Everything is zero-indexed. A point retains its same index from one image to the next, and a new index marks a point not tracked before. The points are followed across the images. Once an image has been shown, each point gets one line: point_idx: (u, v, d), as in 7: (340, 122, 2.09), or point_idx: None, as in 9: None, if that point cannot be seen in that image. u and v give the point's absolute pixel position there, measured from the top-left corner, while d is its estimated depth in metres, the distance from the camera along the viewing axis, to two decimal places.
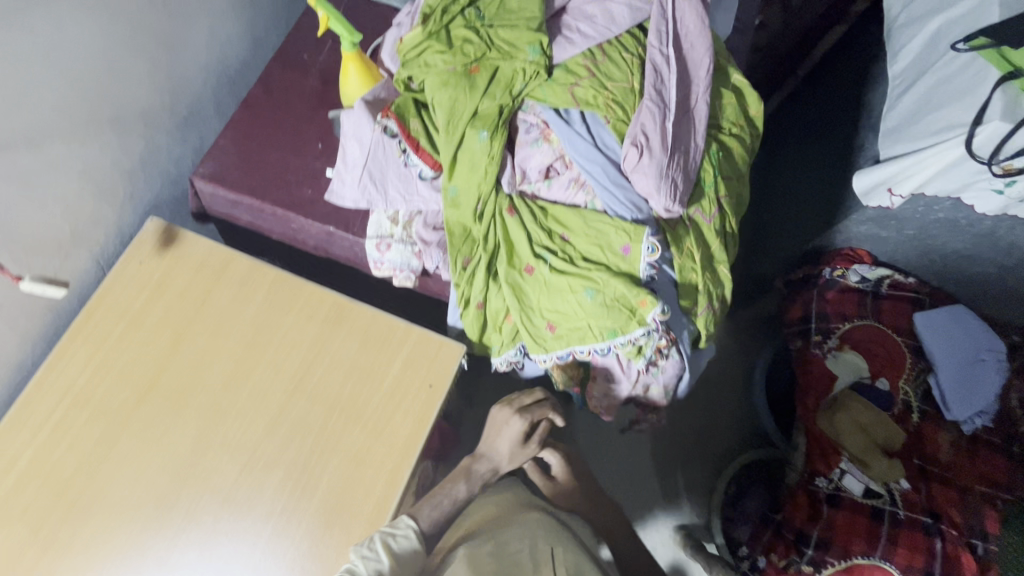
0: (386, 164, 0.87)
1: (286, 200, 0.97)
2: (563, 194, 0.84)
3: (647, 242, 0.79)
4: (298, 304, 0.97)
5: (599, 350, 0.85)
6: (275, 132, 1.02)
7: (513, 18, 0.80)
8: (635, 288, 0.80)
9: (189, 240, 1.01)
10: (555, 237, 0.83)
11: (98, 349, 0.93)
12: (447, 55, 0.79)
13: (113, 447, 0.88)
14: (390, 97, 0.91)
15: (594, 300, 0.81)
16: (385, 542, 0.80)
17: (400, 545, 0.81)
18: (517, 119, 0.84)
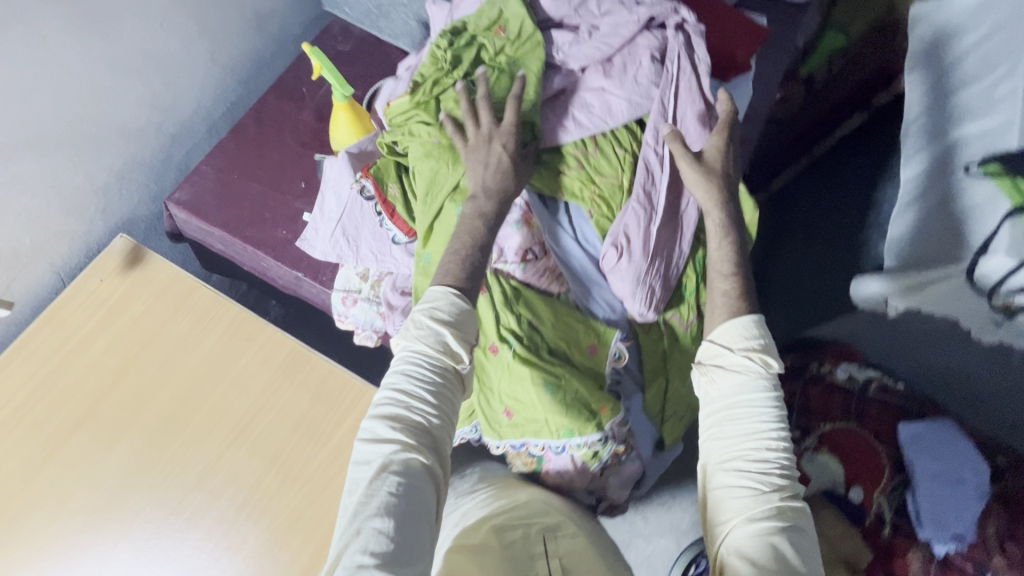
0: (362, 222, 0.85)
1: (258, 237, 0.94)
2: (537, 280, 0.80)
3: (615, 347, 0.80)
4: (254, 346, 0.94)
5: (553, 447, 0.79)
6: (259, 164, 0.99)
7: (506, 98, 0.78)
8: (598, 393, 0.78)
9: (155, 263, 0.98)
10: (522, 320, 0.78)
11: (42, 368, 0.90)
12: (433, 127, 0.78)
13: (36, 474, 0.84)
14: (377, 151, 0.88)
15: (554, 398, 0.75)
16: (433, 321, 0.67)
17: (450, 319, 0.68)
18: None
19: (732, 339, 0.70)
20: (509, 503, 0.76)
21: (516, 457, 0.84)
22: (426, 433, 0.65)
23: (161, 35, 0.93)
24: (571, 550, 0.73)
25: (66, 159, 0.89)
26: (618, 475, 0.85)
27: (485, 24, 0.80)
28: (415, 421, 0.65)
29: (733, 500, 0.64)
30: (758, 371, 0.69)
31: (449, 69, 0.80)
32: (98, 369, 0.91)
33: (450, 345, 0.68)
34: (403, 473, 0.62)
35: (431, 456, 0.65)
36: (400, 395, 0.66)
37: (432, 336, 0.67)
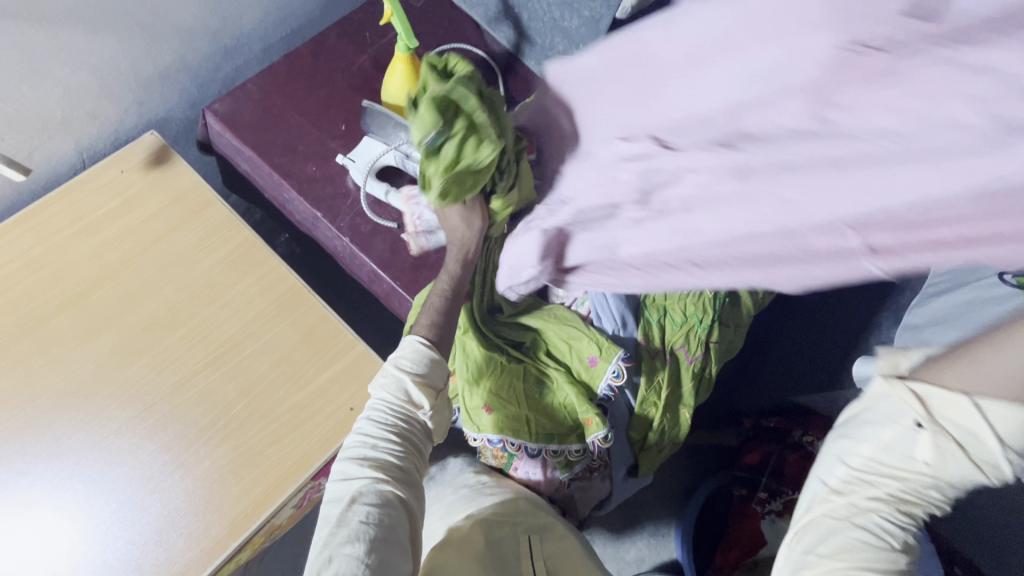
0: None
1: (286, 168, 0.93)
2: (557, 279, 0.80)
3: (614, 364, 0.77)
4: (256, 274, 0.92)
5: (529, 449, 0.79)
6: (305, 98, 0.97)
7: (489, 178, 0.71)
8: (586, 404, 0.77)
9: (179, 167, 0.96)
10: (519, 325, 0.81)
11: (41, 242, 0.89)
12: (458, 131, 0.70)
13: (12, 346, 0.83)
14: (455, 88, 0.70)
15: (543, 398, 0.80)
16: (397, 370, 0.67)
17: (415, 367, 0.68)
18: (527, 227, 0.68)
19: (1006, 426, 0.51)
20: (495, 500, 0.75)
21: (489, 451, 0.81)
22: (396, 467, 0.64)
23: None
24: (556, 552, 0.75)
25: (115, 44, 0.87)
26: (584, 492, 0.84)
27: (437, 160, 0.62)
28: (382, 459, 0.64)
29: (843, 539, 0.59)
30: (1004, 474, 0.53)
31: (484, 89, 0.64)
32: (96, 260, 0.89)
33: (412, 393, 0.68)
34: (374, 503, 0.60)
35: (403, 486, 0.63)
36: (366, 437, 0.66)
37: (395, 383, 0.67)
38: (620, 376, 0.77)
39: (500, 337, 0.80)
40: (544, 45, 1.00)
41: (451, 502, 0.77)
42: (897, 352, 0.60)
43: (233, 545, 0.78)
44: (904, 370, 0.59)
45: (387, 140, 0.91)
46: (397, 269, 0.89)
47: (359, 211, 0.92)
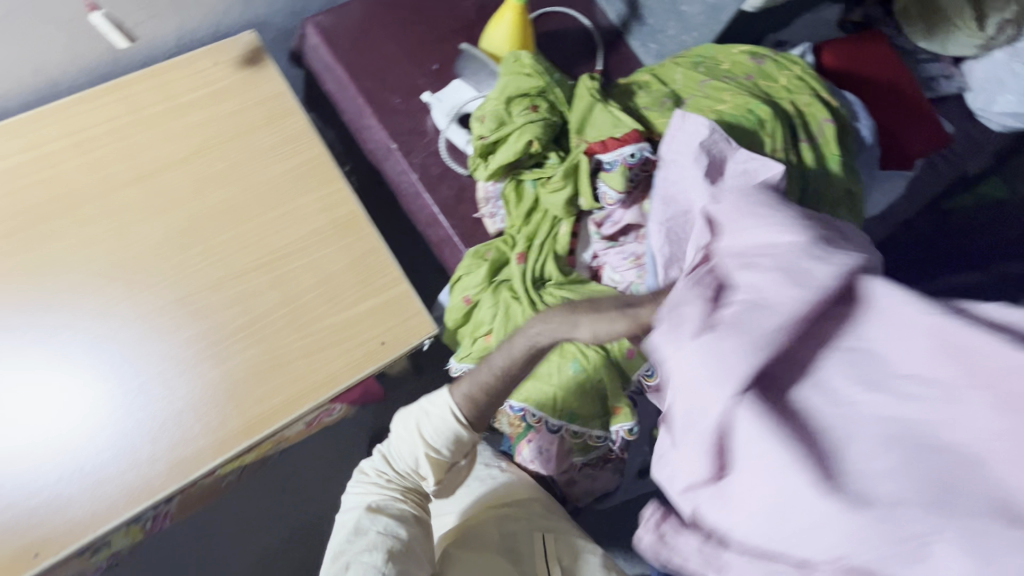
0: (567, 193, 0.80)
1: (372, 94, 0.92)
2: (617, 263, 0.78)
3: None
4: (321, 189, 0.93)
5: (550, 425, 0.77)
6: (405, 29, 0.96)
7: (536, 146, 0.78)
8: (619, 392, 0.77)
9: (269, 72, 0.96)
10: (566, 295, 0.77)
11: (127, 113, 0.91)
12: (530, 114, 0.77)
13: (82, 204, 0.86)
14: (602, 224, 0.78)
15: (575, 376, 0.76)
16: (414, 429, 0.69)
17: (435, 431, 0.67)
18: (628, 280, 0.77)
19: None
20: (504, 494, 0.79)
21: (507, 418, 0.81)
22: (408, 496, 0.72)
23: None
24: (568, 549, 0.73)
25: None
26: (592, 480, 0.84)
27: (498, 110, 0.77)
28: (395, 489, 0.71)
29: None
30: None
31: (558, 106, 0.79)
32: (173, 143, 0.91)
33: (419, 462, 0.70)
34: (393, 518, 0.68)
35: (418, 512, 0.71)
36: (382, 471, 0.73)
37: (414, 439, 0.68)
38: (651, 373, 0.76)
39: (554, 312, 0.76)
40: (655, 26, 0.97)
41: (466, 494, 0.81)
42: None
43: (245, 444, 0.80)
44: None
45: (478, 87, 0.88)
46: (458, 217, 0.88)
47: (432, 153, 0.91)
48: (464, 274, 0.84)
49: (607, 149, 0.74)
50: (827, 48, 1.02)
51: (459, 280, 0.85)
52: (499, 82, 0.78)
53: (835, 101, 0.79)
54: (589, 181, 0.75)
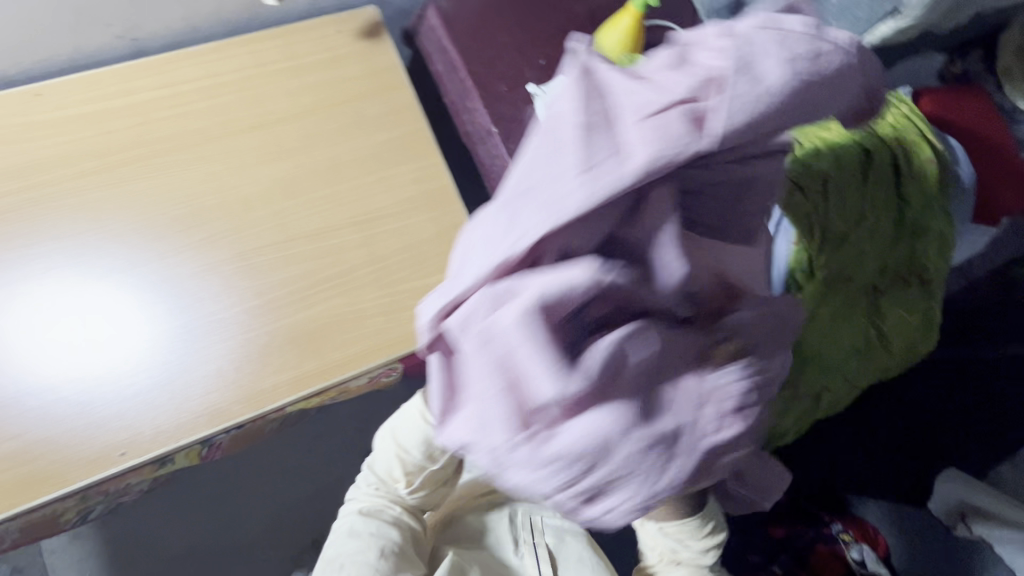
0: None
1: (482, 79, 0.97)
2: None
3: None
4: (419, 162, 0.97)
5: None
6: (520, 22, 1.01)
7: None
8: None
9: (387, 46, 1.02)
10: None
11: (254, 65, 0.97)
12: None
13: (203, 142, 0.92)
14: None
15: None
16: (390, 436, 0.76)
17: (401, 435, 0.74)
18: None
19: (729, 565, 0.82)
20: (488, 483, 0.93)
21: None
22: (394, 502, 0.80)
23: None
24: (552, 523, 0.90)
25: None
26: None
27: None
28: (381, 494, 0.80)
29: None
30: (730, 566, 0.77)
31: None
32: (291, 98, 0.96)
33: (394, 466, 0.77)
34: (383, 521, 0.78)
35: (405, 514, 0.80)
36: (371, 479, 0.82)
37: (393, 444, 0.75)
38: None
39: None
40: None
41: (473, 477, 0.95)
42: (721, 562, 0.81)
43: (319, 385, 0.85)
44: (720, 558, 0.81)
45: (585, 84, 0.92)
46: None
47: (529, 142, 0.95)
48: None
49: None
50: (925, 96, 1.03)
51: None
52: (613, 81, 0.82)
53: (938, 144, 0.81)
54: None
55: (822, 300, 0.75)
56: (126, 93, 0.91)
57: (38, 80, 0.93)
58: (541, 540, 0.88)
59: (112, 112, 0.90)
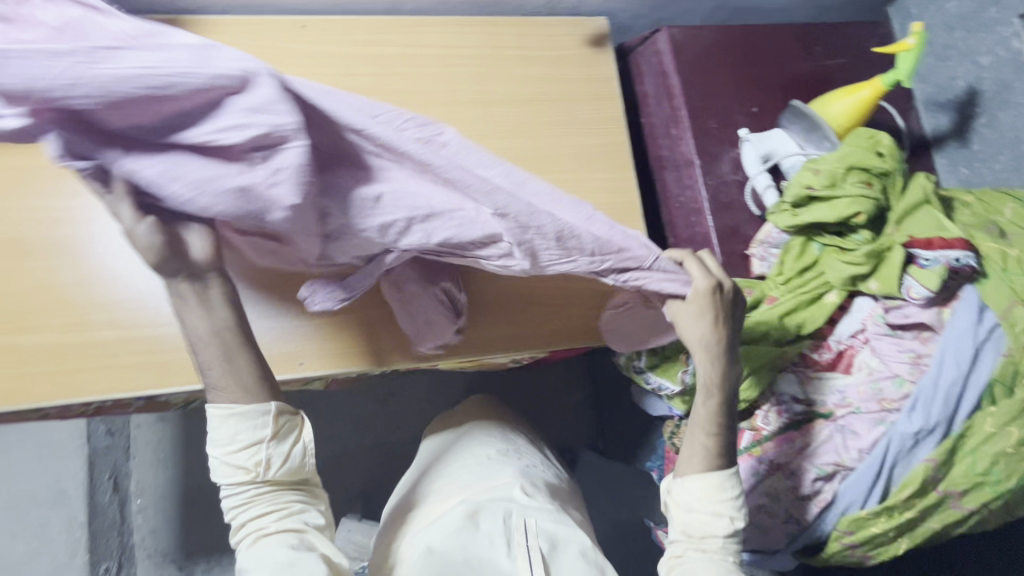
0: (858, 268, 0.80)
1: (695, 112, 1.00)
2: (891, 354, 0.80)
3: (899, 444, 0.76)
4: (612, 172, 1.01)
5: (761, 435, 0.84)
6: (743, 67, 1.03)
7: (859, 210, 0.80)
8: (837, 454, 0.79)
9: (609, 59, 1.06)
10: (806, 340, 0.84)
11: (487, 47, 1.03)
12: (865, 182, 0.81)
13: (430, 105, 0.99)
14: (889, 312, 0.80)
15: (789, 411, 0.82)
16: (226, 457, 0.60)
17: (232, 425, 0.60)
18: (892, 368, 0.79)
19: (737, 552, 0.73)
20: (468, 477, 0.89)
21: None
22: (278, 510, 0.63)
23: None
24: (541, 514, 0.81)
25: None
26: (761, 535, 0.83)
27: (834, 173, 0.81)
28: (260, 517, 0.62)
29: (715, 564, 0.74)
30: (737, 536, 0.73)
31: (890, 192, 0.83)
32: (513, 85, 1.02)
33: (257, 460, 0.61)
34: (281, 537, 0.61)
35: (293, 521, 0.63)
36: (235, 513, 0.63)
37: (228, 444, 0.60)
38: (876, 470, 0.77)
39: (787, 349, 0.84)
40: (975, 153, 1.01)
41: (466, 470, 0.91)
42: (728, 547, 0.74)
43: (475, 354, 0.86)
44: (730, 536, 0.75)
45: (800, 143, 0.94)
46: (728, 247, 0.95)
47: (727, 181, 0.98)
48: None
49: (931, 248, 0.77)
50: None
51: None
52: (845, 146, 0.83)
53: None
54: (898, 274, 0.78)
55: (1016, 417, 0.75)
56: (376, 46, 0.99)
57: (291, 15, 1.01)
58: (535, 544, 0.75)
59: (360, 59, 0.98)
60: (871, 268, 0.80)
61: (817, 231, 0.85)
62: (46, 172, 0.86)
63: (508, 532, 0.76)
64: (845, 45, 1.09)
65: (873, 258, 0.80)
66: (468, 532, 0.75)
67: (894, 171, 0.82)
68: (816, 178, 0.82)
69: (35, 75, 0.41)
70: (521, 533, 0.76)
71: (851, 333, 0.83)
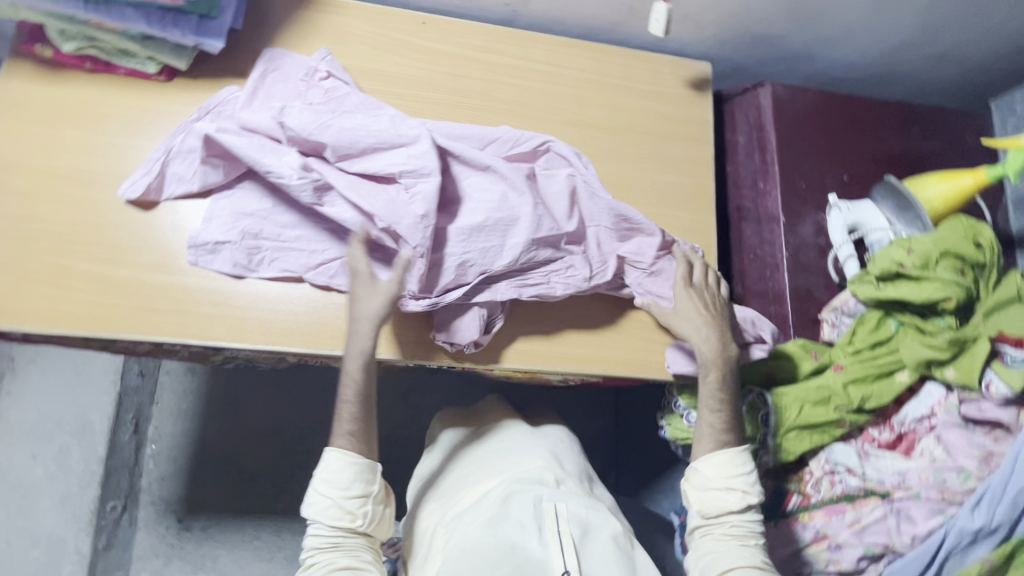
0: (937, 351, 0.80)
1: (787, 169, 1.01)
2: (960, 446, 0.80)
3: (956, 540, 0.74)
4: (692, 212, 1.02)
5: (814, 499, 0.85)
6: (840, 134, 1.04)
7: (946, 296, 0.80)
8: (889, 535, 0.79)
9: (707, 103, 1.08)
10: (866, 412, 0.84)
11: (592, 71, 1.05)
12: (957, 269, 0.81)
13: (529, 117, 1.01)
14: (962, 403, 0.81)
15: (841, 479, 0.84)
16: (339, 499, 0.77)
17: (349, 477, 0.78)
18: (958, 460, 0.79)
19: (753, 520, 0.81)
20: (505, 460, 0.87)
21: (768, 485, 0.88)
22: (359, 554, 0.78)
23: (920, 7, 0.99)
24: (572, 500, 0.79)
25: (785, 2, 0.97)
26: None
27: (928, 255, 0.81)
28: (344, 556, 0.77)
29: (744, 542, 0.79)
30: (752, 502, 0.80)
31: (979, 284, 0.83)
32: (611, 112, 1.04)
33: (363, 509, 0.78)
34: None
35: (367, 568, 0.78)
36: (321, 552, 0.77)
37: (344, 490, 0.78)
38: (926, 560, 0.76)
39: (847, 420, 0.84)
40: None
41: (499, 452, 0.89)
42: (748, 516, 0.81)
43: (536, 365, 0.87)
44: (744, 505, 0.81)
45: (890, 218, 0.94)
46: (800, 307, 0.95)
47: (808, 242, 0.98)
48: (783, 358, 0.89)
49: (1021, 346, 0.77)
50: None
51: (773, 361, 0.89)
52: (942, 230, 0.83)
53: None
54: (980, 367, 0.78)
55: None
56: (488, 52, 1.02)
57: (411, 9, 1.05)
58: (566, 530, 0.73)
59: (471, 62, 1.01)
60: (951, 356, 0.80)
61: (897, 308, 0.85)
62: (164, 118, 0.89)
63: (540, 517, 0.74)
64: (943, 130, 1.09)
65: (954, 346, 0.80)
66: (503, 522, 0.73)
67: (988, 264, 0.82)
68: (909, 256, 0.82)
69: (305, 130, 0.79)
70: (552, 519, 0.74)
71: (917, 417, 0.84)
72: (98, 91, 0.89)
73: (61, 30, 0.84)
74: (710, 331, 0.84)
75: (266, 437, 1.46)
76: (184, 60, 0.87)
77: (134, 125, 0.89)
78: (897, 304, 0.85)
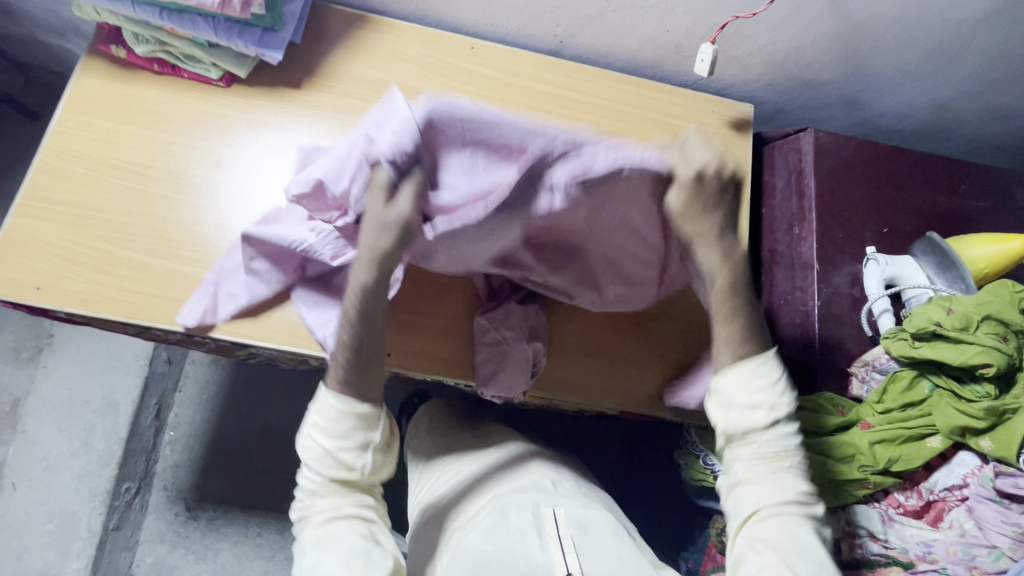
0: (972, 419, 0.77)
1: (824, 216, 0.99)
2: (993, 519, 0.75)
3: None
4: None
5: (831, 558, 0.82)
6: (882, 185, 1.02)
7: (988, 362, 0.76)
8: None
9: (747, 144, 1.08)
10: (889, 475, 0.82)
11: (633, 105, 1.06)
12: (1000, 335, 0.78)
13: None
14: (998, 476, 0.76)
15: (859, 540, 0.81)
16: (330, 433, 0.67)
17: (339, 407, 0.67)
18: (989, 534, 0.75)
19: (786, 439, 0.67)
20: (507, 470, 0.87)
21: None
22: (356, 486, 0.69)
23: (969, 64, 0.98)
24: (572, 506, 0.78)
25: (832, 49, 0.97)
26: None
27: (967, 316, 0.79)
28: (341, 498, 0.68)
29: (778, 475, 0.66)
30: (780, 412, 0.66)
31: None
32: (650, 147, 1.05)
33: (357, 450, 0.68)
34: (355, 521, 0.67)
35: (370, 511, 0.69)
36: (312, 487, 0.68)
37: (337, 422, 0.67)
38: None
39: (870, 481, 0.82)
40: None
41: (494, 467, 0.89)
42: (785, 431, 0.67)
43: (555, 393, 0.93)
44: (779, 413, 0.66)
45: (928, 275, 0.92)
46: (829, 358, 0.92)
47: (841, 292, 0.96)
48: (809, 410, 0.86)
49: None
50: None
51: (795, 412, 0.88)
52: (984, 293, 0.80)
53: None
54: (1020, 443, 0.73)
55: None
56: (531, 80, 1.04)
57: (461, 33, 1.08)
58: (565, 532, 0.73)
59: (515, 87, 1.04)
60: (987, 426, 0.76)
61: (932, 369, 0.82)
62: (220, 122, 0.94)
63: (536, 523, 0.74)
64: (992, 188, 1.06)
65: (993, 417, 0.75)
66: (499, 528, 0.72)
67: None
68: (947, 317, 0.79)
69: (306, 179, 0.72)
70: (549, 524, 0.74)
71: (947, 484, 0.80)
72: (162, 92, 0.94)
73: (136, 35, 0.90)
74: (713, 230, 0.64)
75: (279, 436, 1.48)
76: (243, 68, 0.92)
77: (191, 126, 0.93)
78: (930, 365, 0.82)
